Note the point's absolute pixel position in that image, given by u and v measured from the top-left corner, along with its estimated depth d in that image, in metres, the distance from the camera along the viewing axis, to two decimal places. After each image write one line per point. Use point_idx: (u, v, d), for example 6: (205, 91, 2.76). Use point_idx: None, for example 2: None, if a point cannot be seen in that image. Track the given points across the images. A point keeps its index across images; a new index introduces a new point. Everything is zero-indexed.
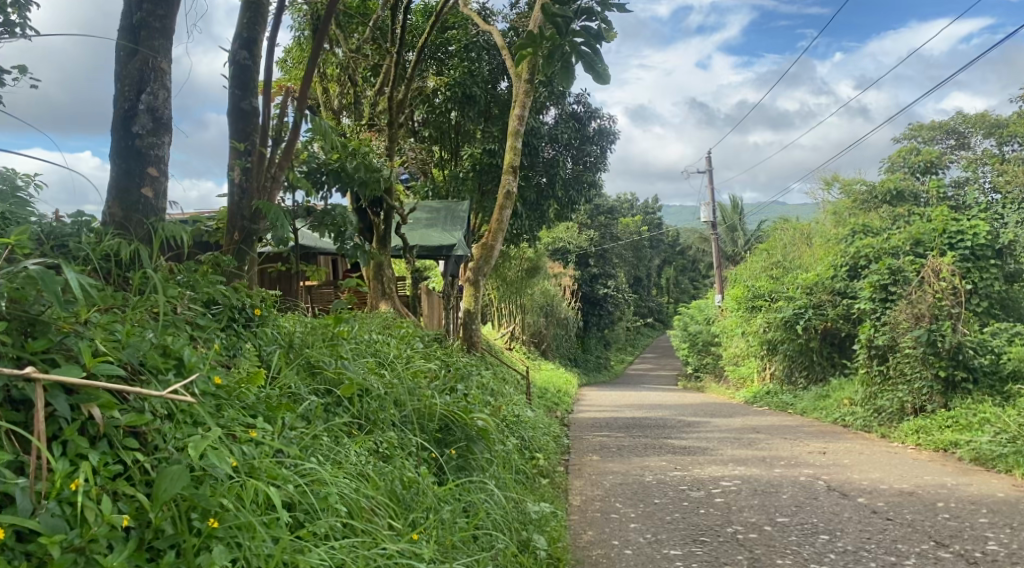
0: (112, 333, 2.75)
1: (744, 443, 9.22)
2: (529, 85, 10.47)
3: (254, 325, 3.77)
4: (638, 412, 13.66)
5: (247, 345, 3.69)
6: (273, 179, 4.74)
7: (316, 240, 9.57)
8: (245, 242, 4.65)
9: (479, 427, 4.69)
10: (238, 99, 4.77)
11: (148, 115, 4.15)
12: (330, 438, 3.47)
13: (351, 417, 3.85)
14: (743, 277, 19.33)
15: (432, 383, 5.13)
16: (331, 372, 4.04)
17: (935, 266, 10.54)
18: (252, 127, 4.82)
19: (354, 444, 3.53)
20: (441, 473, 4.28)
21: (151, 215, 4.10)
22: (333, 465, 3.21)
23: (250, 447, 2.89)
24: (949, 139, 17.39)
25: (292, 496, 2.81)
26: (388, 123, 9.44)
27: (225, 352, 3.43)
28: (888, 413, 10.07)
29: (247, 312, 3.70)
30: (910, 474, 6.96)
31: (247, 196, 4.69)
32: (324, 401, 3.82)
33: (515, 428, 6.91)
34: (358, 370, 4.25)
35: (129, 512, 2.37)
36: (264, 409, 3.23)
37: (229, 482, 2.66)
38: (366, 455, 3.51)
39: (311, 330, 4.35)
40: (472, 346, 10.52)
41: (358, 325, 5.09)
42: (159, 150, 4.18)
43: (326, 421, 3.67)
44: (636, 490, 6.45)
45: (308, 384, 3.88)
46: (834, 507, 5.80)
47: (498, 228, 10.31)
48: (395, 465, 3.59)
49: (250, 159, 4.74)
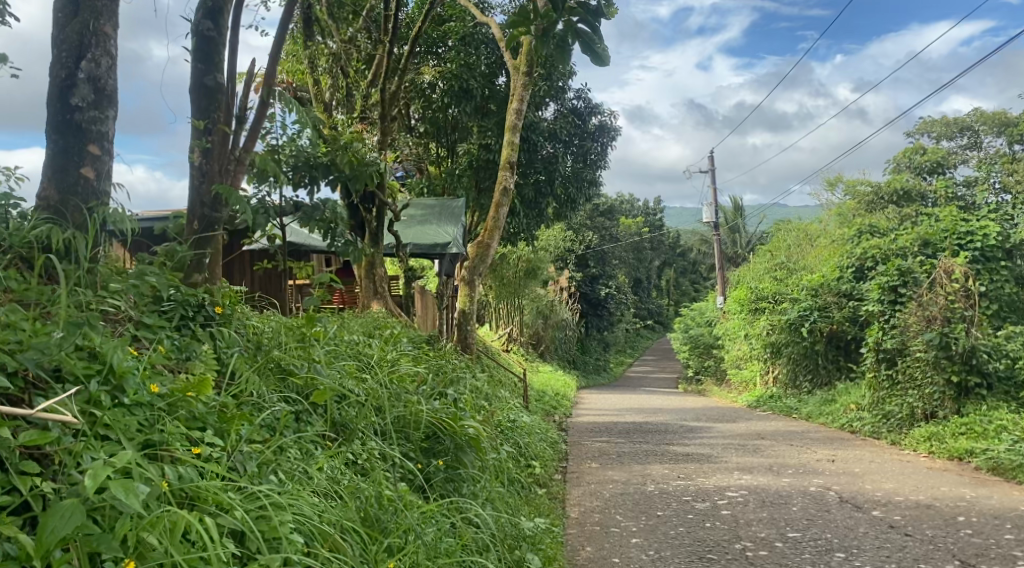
0: (11, 335, 2.59)
1: (749, 450, 8.89)
2: (529, 78, 10.16)
3: (216, 324, 3.67)
4: (639, 416, 13.32)
5: (203, 347, 3.44)
6: (237, 161, 4.48)
7: (305, 236, 9.26)
8: (207, 230, 4.36)
9: (470, 435, 4.36)
10: (202, 74, 4.41)
11: (87, 85, 3.85)
12: (296, 452, 3.17)
13: (324, 427, 3.54)
14: (746, 279, 18.99)
15: (420, 387, 4.79)
16: (303, 378, 3.74)
17: (947, 267, 10.12)
18: (216, 103, 4.45)
19: (324, 458, 3.22)
20: (426, 487, 3.95)
21: (92, 198, 3.82)
22: (296, 484, 2.91)
23: (190, 468, 2.62)
24: (960, 138, 17.01)
25: (239, 523, 2.51)
26: (382, 116, 9.20)
27: (173, 354, 3.27)
28: (897, 420, 9.76)
29: (206, 309, 3.64)
30: (925, 484, 6.63)
31: (208, 180, 4.39)
32: (294, 410, 3.53)
33: (510, 434, 6.59)
34: (334, 374, 3.95)
35: (18, 555, 2.11)
36: (214, 421, 2.97)
37: (157, 512, 2.37)
38: (336, 470, 3.20)
39: (283, 330, 4.05)
40: (466, 348, 10.17)
41: (338, 326, 4.80)
42: (102, 125, 3.89)
43: (294, 432, 3.37)
44: (638, 501, 6.11)
45: (275, 390, 3.58)
46: (848, 520, 5.47)
47: (495, 225, 10.00)
48: (371, 479, 3.28)
49: (211, 139, 4.42)
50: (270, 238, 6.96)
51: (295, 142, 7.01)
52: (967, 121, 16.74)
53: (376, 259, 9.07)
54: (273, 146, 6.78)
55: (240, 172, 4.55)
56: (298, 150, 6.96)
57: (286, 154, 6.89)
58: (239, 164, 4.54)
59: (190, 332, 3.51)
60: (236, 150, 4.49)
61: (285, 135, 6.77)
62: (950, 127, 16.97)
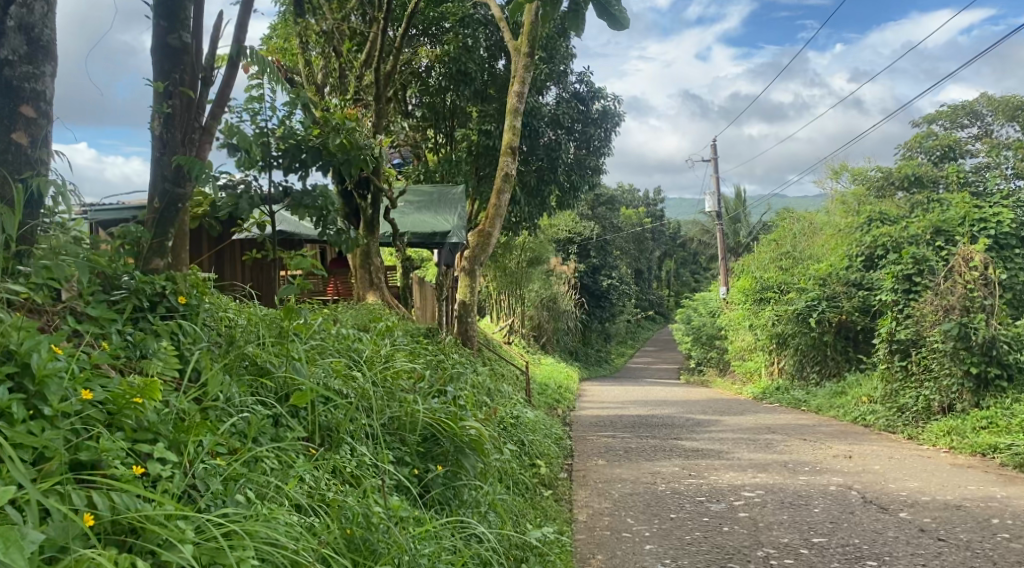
0: None
1: (761, 445, 8.53)
2: (530, 60, 9.78)
3: (181, 315, 3.44)
4: (643, 409, 13.00)
5: (162, 345, 3.13)
6: (201, 130, 4.02)
7: (296, 224, 8.85)
8: (169, 209, 3.93)
9: (470, 437, 4.02)
10: (164, 33, 4.00)
11: (19, 34, 3.51)
12: (271, 464, 2.85)
13: (305, 434, 3.21)
14: (750, 269, 18.62)
15: (416, 385, 4.43)
16: (282, 377, 3.41)
17: (965, 255, 9.69)
18: (182, 66, 4.03)
19: (306, 469, 2.90)
20: (422, 498, 3.62)
21: (25, 169, 3.48)
22: (266, 504, 2.61)
23: (129, 496, 2.30)
24: (971, 125, 16.61)
25: (189, 559, 2.19)
26: (376, 98, 8.78)
27: (121, 355, 2.99)
28: (912, 413, 9.45)
29: (169, 300, 3.41)
30: (952, 483, 6.27)
31: (169, 151, 3.97)
32: (272, 414, 3.22)
33: (513, 431, 6.24)
34: (317, 374, 3.61)
35: None
36: (169, 431, 2.65)
37: (80, 553, 2.07)
38: (318, 484, 2.88)
39: (260, 325, 3.74)
40: (467, 340, 9.83)
41: (324, 319, 4.44)
42: (36, 83, 3.56)
43: (270, 440, 3.05)
44: (649, 502, 5.77)
45: (251, 392, 3.26)
46: (875, 524, 5.13)
47: (496, 213, 9.62)
48: (358, 492, 2.98)
49: (173, 106, 3.99)
50: (258, 227, 6.57)
51: (285, 125, 6.61)
52: (977, 107, 16.34)
53: (372, 248, 8.70)
54: (262, 130, 6.40)
55: (209, 143, 4.10)
56: (289, 133, 6.55)
57: (277, 137, 6.51)
58: (207, 135, 4.08)
59: (148, 324, 3.27)
60: (202, 118, 4.05)
61: (274, 118, 6.39)
62: (960, 113, 16.50)
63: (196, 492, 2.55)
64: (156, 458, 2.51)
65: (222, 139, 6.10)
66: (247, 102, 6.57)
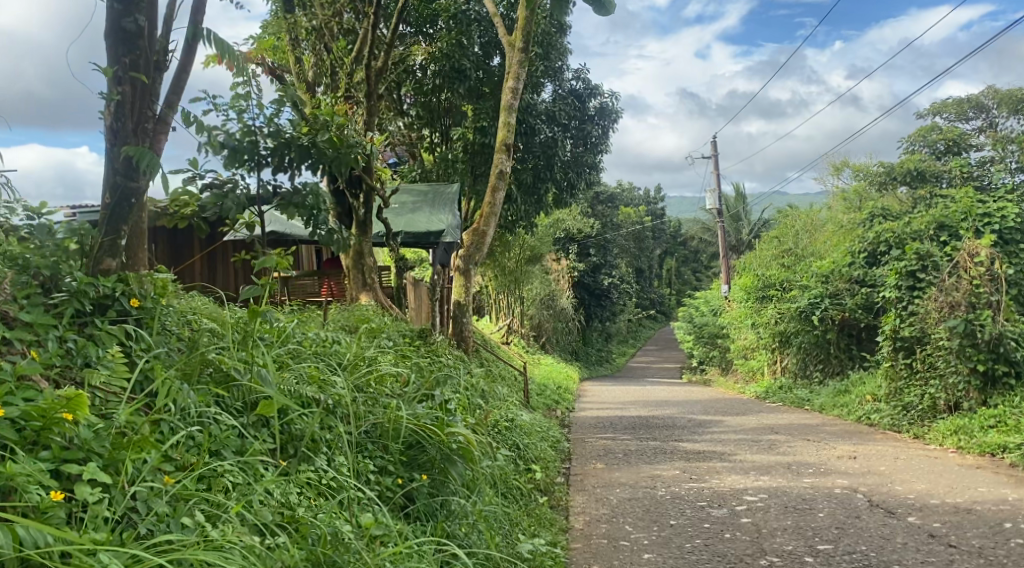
0: None
1: (764, 446, 8.35)
2: (524, 55, 9.59)
3: (134, 319, 3.30)
4: (644, 410, 12.81)
5: (106, 354, 3.01)
6: (155, 119, 3.74)
7: (287, 225, 8.67)
8: (122, 203, 3.58)
9: (458, 445, 3.84)
10: (118, 15, 3.69)
11: None
12: (222, 483, 2.73)
13: (269, 445, 3.07)
14: (752, 266, 18.37)
15: (402, 389, 4.25)
16: (247, 384, 3.26)
17: (970, 250, 9.44)
18: (136, 51, 3.74)
19: (262, 487, 2.76)
20: (401, 512, 3.47)
21: None
22: (216, 526, 2.49)
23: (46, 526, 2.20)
24: (976, 118, 16.40)
25: None
26: (367, 95, 8.62)
27: (54, 365, 2.85)
28: (917, 411, 9.26)
29: (119, 302, 3.26)
30: (961, 484, 6.08)
31: (121, 140, 3.67)
32: (234, 427, 3.10)
33: (507, 434, 6.07)
34: (286, 380, 3.45)
35: None
36: (104, 449, 2.54)
37: None
38: (278, 502, 2.76)
39: (225, 330, 3.59)
40: (462, 341, 9.69)
41: (300, 322, 4.26)
42: None
43: (227, 454, 2.92)
44: (647, 507, 5.59)
45: (212, 403, 3.12)
46: (882, 529, 4.94)
47: (491, 211, 9.41)
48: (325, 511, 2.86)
49: (125, 93, 3.69)
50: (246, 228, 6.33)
51: (272, 122, 6.39)
52: (982, 100, 16.16)
53: (365, 247, 8.54)
54: (249, 127, 6.16)
55: (165, 133, 3.83)
56: (276, 130, 6.31)
57: (265, 135, 6.27)
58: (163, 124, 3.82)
59: (95, 329, 3.14)
60: (155, 104, 3.78)
61: (262, 115, 6.17)
62: (966, 106, 16.33)
63: (136, 513, 2.47)
64: (87, 480, 2.42)
65: (208, 137, 5.88)
66: (233, 99, 6.37)
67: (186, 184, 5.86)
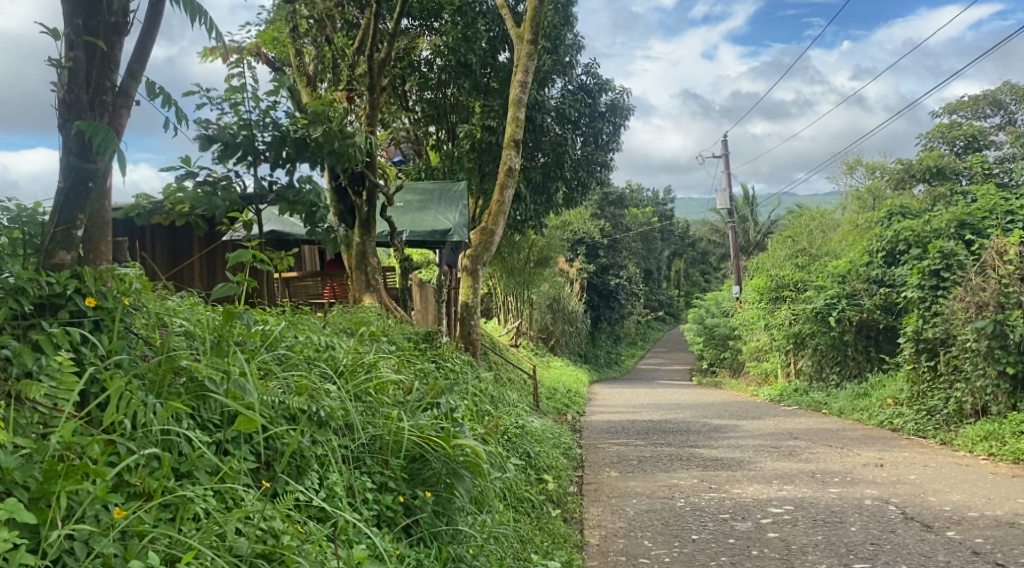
0: None
1: (785, 453, 8.00)
2: (533, 47, 9.27)
3: (88, 319, 2.97)
4: (657, 413, 12.44)
5: (51, 363, 2.71)
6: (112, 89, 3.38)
7: (287, 223, 8.37)
8: (73, 185, 3.21)
9: (465, 457, 3.52)
10: None
11: None
12: (184, 518, 2.48)
13: (244, 467, 2.81)
14: (764, 266, 17.99)
15: (405, 396, 3.94)
16: (224, 397, 2.99)
17: (998, 247, 8.97)
18: (97, 16, 3.43)
19: (232, 520, 2.51)
20: (403, 537, 3.21)
21: None
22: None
23: None
24: (994, 114, 16.00)
25: None
26: (370, 88, 8.23)
27: None
28: (943, 415, 8.96)
29: (70, 301, 2.93)
30: (999, 495, 5.74)
31: (73, 113, 3.32)
32: (208, 446, 2.84)
33: (518, 443, 5.76)
34: (271, 390, 3.18)
35: None
36: (38, 480, 2.27)
37: None
38: (249, 537, 2.50)
39: (199, 337, 3.31)
40: (469, 345, 9.31)
41: (286, 325, 3.95)
42: None
43: (195, 482, 2.66)
44: (667, 521, 5.25)
45: (180, 419, 2.85)
46: (922, 545, 4.61)
47: (499, 210, 9.13)
48: (308, 544, 2.61)
49: (81, 62, 3.37)
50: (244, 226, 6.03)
51: (268, 115, 6.08)
52: (1000, 96, 15.77)
53: (368, 247, 8.23)
54: (245, 120, 5.87)
55: (126, 107, 3.50)
56: (272, 124, 6.01)
57: (261, 128, 5.96)
58: (123, 96, 3.48)
59: (41, 333, 2.81)
60: (113, 74, 3.42)
61: (257, 108, 5.87)
62: (983, 102, 15.96)
63: (74, 556, 2.23)
64: (7, 520, 2.16)
65: (200, 130, 5.62)
66: (228, 92, 6.09)
67: (179, 180, 5.57)
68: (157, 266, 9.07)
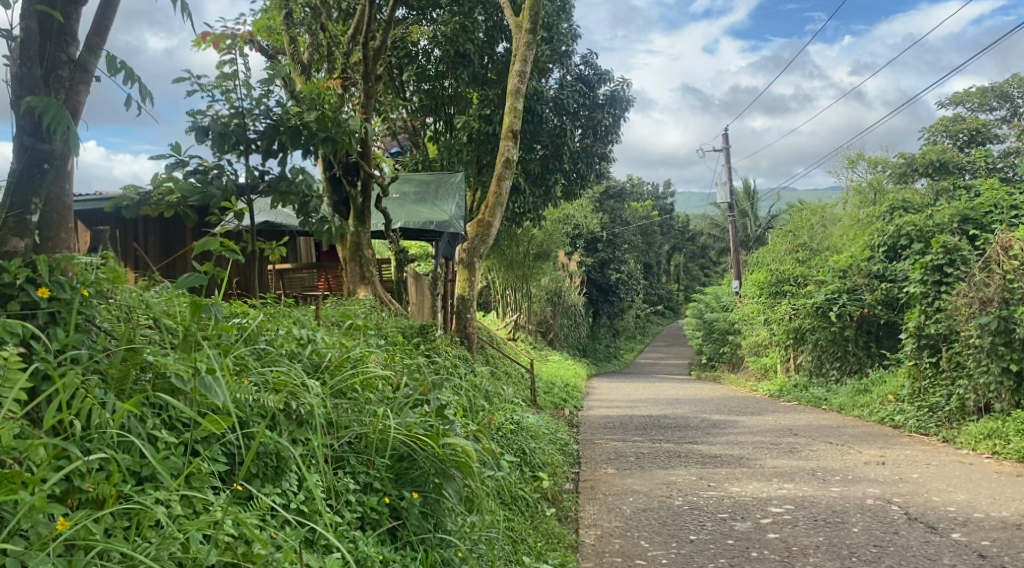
0: None
1: (785, 450, 7.86)
2: (531, 36, 9.10)
3: (41, 310, 2.82)
4: (655, 408, 12.30)
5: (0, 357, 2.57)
6: (69, 64, 3.28)
7: (280, 213, 8.20)
8: (27, 166, 3.11)
9: (455, 456, 3.38)
10: None
11: None
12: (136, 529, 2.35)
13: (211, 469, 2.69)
14: (764, 260, 17.82)
15: (394, 393, 3.80)
16: (192, 396, 2.86)
17: (1004, 242, 8.68)
18: None
19: (190, 529, 2.38)
20: (387, 541, 3.08)
21: None
22: None
23: None
24: (999, 107, 15.84)
25: None
26: (365, 77, 8.10)
27: None
28: (945, 412, 8.83)
29: (21, 291, 2.78)
30: (1005, 495, 5.61)
31: (28, 91, 3.22)
32: (175, 447, 2.72)
33: (511, 439, 5.63)
34: (245, 389, 3.05)
35: None
36: None
37: None
38: (209, 546, 2.37)
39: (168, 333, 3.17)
40: (465, 338, 9.17)
41: (268, 320, 3.81)
42: None
43: (155, 487, 2.54)
44: (664, 521, 5.11)
45: (142, 419, 2.72)
46: (926, 547, 4.48)
47: (495, 202, 8.98)
48: (278, 554, 2.48)
49: (36, 37, 3.27)
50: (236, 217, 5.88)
51: (261, 103, 5.93)
52: (1007, 89, 15.60)
53: (363, 239, 8.05)
54: (237, 109, 5.72)
55: (84, 81, 3.33)
56: (265, 113, 5.85)
57: (255, 116, 5.82)
58: (80, 71, 3.33)
59: None
60: (71, 48, 3.31)
61: (250, 96, 5.72)
62: (988, 95, 15.78)
63: None
64: None
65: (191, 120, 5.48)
66: (219, 79, 5.94)
67: (168, 170, 5.44)
68: (149, 258, 8.95)
